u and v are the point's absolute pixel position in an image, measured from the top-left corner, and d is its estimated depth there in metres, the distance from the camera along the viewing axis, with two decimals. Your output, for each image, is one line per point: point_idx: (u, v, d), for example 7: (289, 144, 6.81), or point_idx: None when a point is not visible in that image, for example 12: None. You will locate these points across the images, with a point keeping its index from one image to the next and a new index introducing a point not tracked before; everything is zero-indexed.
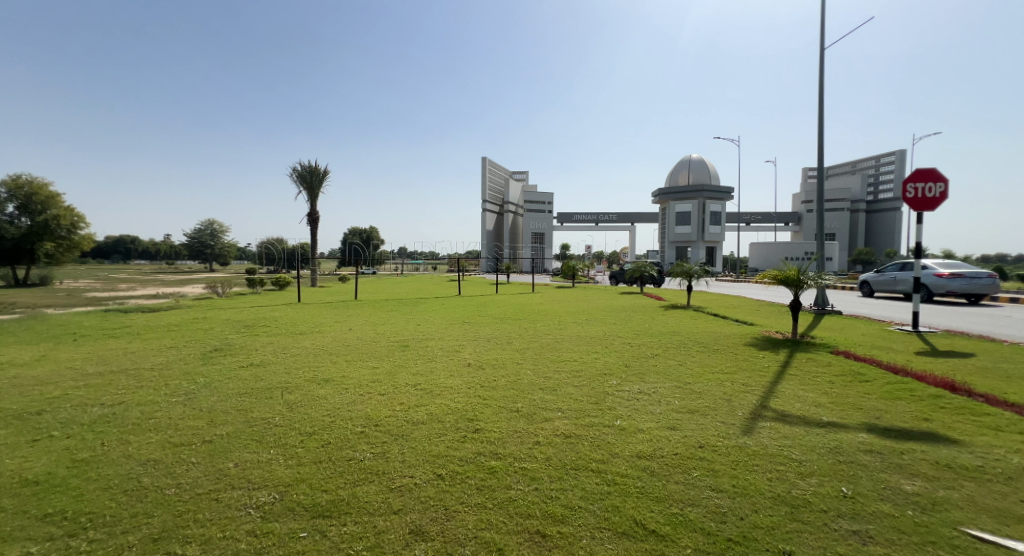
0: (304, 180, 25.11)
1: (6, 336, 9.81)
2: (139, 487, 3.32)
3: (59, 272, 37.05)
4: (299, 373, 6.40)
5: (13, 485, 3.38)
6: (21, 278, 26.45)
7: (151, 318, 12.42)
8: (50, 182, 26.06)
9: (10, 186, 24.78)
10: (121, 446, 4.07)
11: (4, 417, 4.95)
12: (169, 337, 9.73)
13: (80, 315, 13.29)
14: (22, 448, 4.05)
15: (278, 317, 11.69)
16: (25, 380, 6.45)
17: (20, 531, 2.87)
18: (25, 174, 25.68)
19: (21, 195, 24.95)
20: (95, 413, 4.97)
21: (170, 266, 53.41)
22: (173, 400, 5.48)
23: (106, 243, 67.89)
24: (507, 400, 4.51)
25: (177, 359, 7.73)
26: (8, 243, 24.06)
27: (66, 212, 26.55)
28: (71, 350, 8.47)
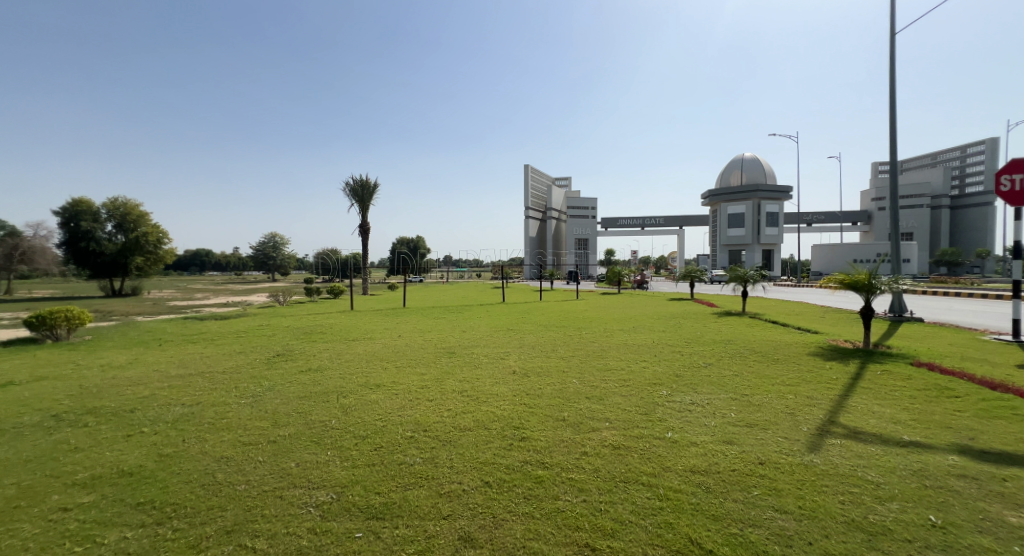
0: (355, 194, 26.21)
1: (104, 341, 10.92)
2: (215, 480, 3.55)
3: (148, 284, 40.93)
4: (353, 378, 6.65)
5: (113, 475, 3.71)
6: (117, 289, 29.27)
7: (222, 325, 13.33)
8: (141, 203, 28.76)
9: (108, 207, 27.67)
10: (199, 442, 4.39)
11: (104, 413, 5.46)
12: (238, 342, 10.44)
13: (165, 322, 14.55)
14: (120, 442, 4.44)
15: (333, 324, 12.19)
16: (121, 379, 7.16)
17: (118, 516, 3.16)
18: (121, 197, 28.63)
19: (118, 215, 27.82)
20: (177, 413, 5.37)
21: (239, 278, 57.31)
22: (242, 401, 5.85)
23: (185, 257, 74.11)
24: (553, 409, 4.46)
25: (246, 362, 8.28)
26: (106, 258, 26.77)
27: (155, 230, 29.13)
28: (157, 354, 9.29)
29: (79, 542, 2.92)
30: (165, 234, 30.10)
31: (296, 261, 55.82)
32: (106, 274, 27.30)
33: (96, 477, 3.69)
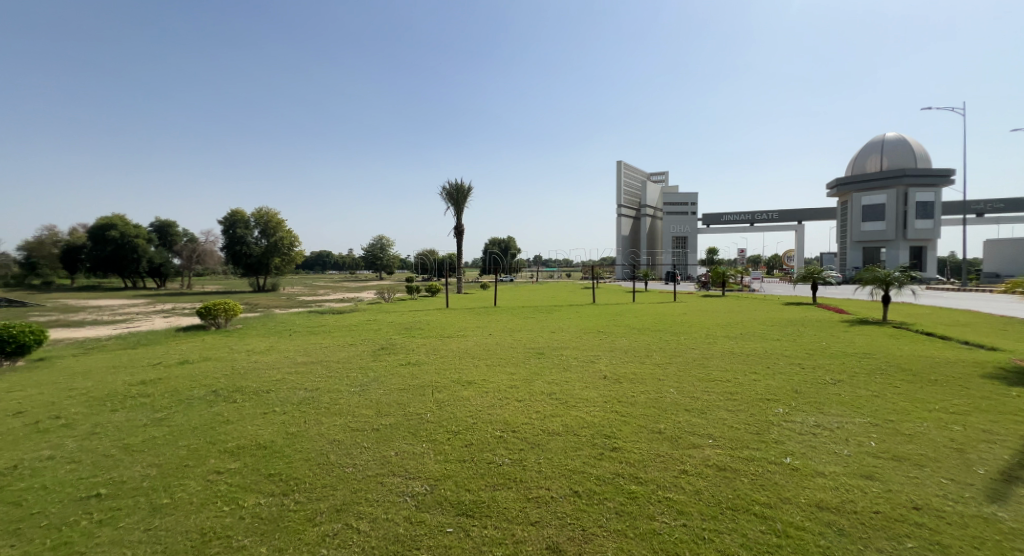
0: (451, 198, 27.42)
1: (249, 331, 12.76)
2: (328, 461, 3.96)
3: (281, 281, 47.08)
4: (447, 374, 6.91)
5: (253, 447, 4.56)
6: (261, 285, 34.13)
7: (338, 318, 14.79)
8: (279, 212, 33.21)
9: (255, 216, 32.45)
10: (317, 426, 4.95)
11: (250, 390, 7.11)
12: (350, 335, 11.47)
13: (294, 314, 16.61)
14: (259, 417, 5.65)
15: (431, 321, 12.83)
16: (260, 367, 8.53)
17: (254, 485, 3.72)
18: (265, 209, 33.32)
19: (262, 223, 32.47)
20: (300, 396, 6.51)
21: (352, 276, 63.38)
22: (351, 390, 6.45)
23: (309, 259, 83.91)
24: (648, 419, 4.21)
25: (355, 354, 9.07)
26: (254, 259, 31.42)
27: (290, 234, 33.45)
28: (287, 344, 10.58)
29: (226, 503, 3.49)
30: (297, 238, 34.32)
31: (399, 262, 60.17)
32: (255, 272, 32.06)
33: (240, 447, 4.61)
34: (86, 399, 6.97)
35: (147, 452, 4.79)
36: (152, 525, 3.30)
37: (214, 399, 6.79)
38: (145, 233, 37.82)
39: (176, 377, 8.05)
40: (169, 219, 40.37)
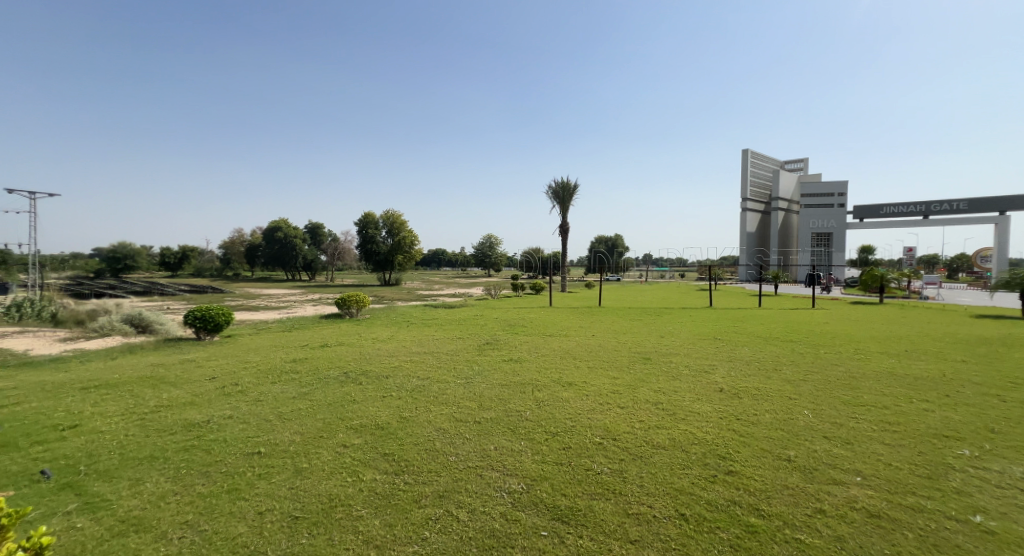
0: (557, 197, 27.44)
1: (374, 321, 14.15)
2: (435, 448, 4.18)
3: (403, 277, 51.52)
4: (548, 373, 6.88)
5: (372, 427, 5.00)
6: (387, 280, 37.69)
7: (449, 312, 15.67)
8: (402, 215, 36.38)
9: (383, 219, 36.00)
10: (426, 413, 5.27)
11: (371, 374, 7.85)
12: (459, 328, 12.06)
13: (413, 307, 18.01)
14: (379, 400, 6.23)
15: (534, 319, 12.91)
16: (381, 353, 9.34)
17: (371, 462, 4.08)
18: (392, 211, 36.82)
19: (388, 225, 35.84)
20: (414, 383, 7.06)
21: (464, 273, 66.98)
22: (458, 381, 6.78)
23: (428, 257, 90.73)
24: (774, 443, 3.69)
25: (462, 347, 9.51)
26: (381, 257, 34.92)
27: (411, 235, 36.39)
28: (404, 334, 11.50)
29: (348, 475, 3.87)
30: (418, 238, 37.27)
31: (507, 259, 61.92)
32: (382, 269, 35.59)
33: (364, 425, 5.15)
34: (253, 371, 8.33)
35: (293, 421, 5.67)
36: (293, 484, 3.83)
37: (344, 379, 7.60)
38: (301, 233, 44.29)
39: (318, 357, 9.21)
40: (319, 227, 46.73)
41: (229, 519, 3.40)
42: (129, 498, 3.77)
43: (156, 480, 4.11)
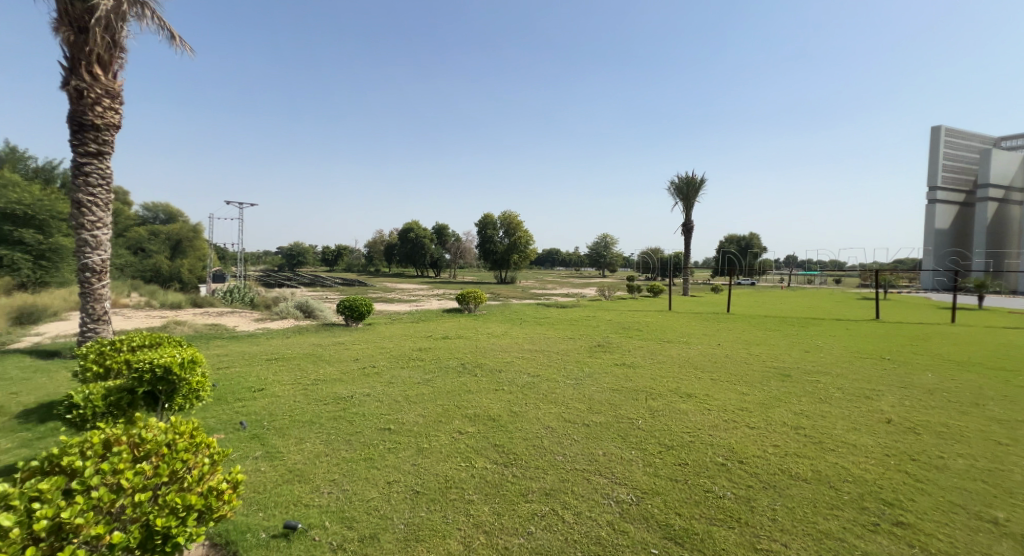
0: (680, 193, 25.75)
1: (490, 317, 14.73)
2: (544, 442, 4.39)
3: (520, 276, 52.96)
4: (664, 381, 6.48)
5: (485, 421, 5.39)
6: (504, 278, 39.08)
7: (562, 312, 15.62)
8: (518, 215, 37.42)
9: (501, 220, 37.45)
10: (536, 412, 5.61)
11: (485, 367, 8.11)
12: (571, 328, 11.93)
13: (527, 305, 18.35)
14: (492, 392, 6.71)
15: (651, 323, 12.22)
16: (495, 348, 9.69)
17: (482, 451, 4.43)
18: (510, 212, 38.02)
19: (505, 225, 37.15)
20: (525, 380, 7.29)
21: (579, 274, 66.50)
22: (567, 383, 7.03)
23: (544, 257, 92.18)
24: (970, 499, 2.92)
25: (573, 348, 9.40)
26: (498, 256, 36.44)
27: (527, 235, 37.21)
28: (517, 331, 11.75)
29: (462, 461, 4.18)
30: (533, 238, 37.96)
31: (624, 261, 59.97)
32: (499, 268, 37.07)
33: (478, 415, 5.85)
34: (387, 355, 9.23)
35: (418, 404, 6.33)
36: (414, 462, 4.24)
37: (462, 370, 7.99)
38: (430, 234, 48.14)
39: (440, 348, 9.85)
40: (445, 227, 50.21)
41: (363, 485, 3.87)
42: (294, 452, 4.75)
43: (314, 441, 5.07)
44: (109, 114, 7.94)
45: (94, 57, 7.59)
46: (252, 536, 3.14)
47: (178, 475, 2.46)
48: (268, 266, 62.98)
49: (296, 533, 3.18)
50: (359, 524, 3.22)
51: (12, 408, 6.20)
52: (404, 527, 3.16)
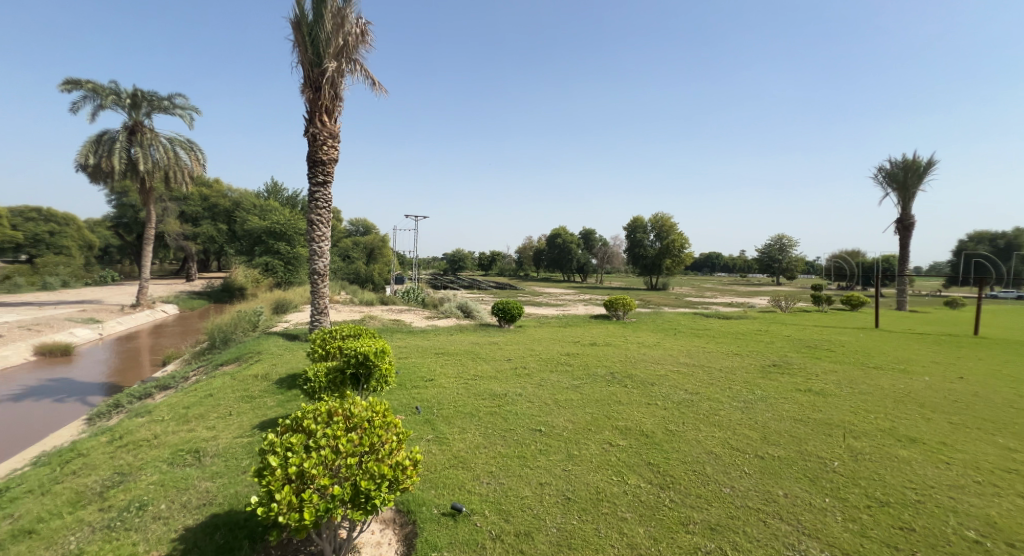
0: (894, 180, 21.02)
1: (642, 325, 13.97)
2: (704, 472, 4.55)
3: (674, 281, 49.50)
4: (868, 418, 5.44)
5: (638, 432, 5.51)
6: (656, 284, 36.98)
7: (726, 324, 14.00)
8: (671, 217, 35.05)
9: (652, 223, 35.57)
10: (695, 431, 5.55)
11: (636, 380, 7.55)
12: (737, 343, 10.62)
13: (685, 315, 16.92)
14: (644, 406, 6.34)
15: (846, 343, 10.16)
16: (649, 358, 9.14)
17: (636, 467, 4.71)
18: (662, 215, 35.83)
19: (656, 228, 35.12)
20: (681, 396, 6.74)
21: (745, 280, 59.21)
22: (734, 404, 6.40)
23: (702, 260, 84.88)
24: None
25: (741, 366, 8.33)
26: (649, 261, 34.64)
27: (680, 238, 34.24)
28: (674, 342, 10.92)
29: (614, 474, 4.58)
30: (688, 241, 35.20)
31: (803, 266, 51.25)
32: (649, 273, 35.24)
33: (629, 428, 5.63)
34: (538, 358, 9.39)
35: (565, 410, 6.24)
36: (566, 467, 4.75)
37: (611, 380, 7.62)
38: (577, 239, 48.31)
39: (588, 354, 9.64)
40: (592, 231, 49.74)
41: (518, 481, 4.49)
42: (458, 441, 5.27)
43: (474, 433, 5.51)
44: (330, 150, 10.22)
45: (323, 108, 9.98)
46: (427, 511, 4.04)
47: (375, 447, 3.61)
48: (436, 270, 70.77)
49: (461, 515, 3.98)
50: (515, 518, 3.92)
51: (272, 375, 8.14)
52: (557, 531, 3.77)
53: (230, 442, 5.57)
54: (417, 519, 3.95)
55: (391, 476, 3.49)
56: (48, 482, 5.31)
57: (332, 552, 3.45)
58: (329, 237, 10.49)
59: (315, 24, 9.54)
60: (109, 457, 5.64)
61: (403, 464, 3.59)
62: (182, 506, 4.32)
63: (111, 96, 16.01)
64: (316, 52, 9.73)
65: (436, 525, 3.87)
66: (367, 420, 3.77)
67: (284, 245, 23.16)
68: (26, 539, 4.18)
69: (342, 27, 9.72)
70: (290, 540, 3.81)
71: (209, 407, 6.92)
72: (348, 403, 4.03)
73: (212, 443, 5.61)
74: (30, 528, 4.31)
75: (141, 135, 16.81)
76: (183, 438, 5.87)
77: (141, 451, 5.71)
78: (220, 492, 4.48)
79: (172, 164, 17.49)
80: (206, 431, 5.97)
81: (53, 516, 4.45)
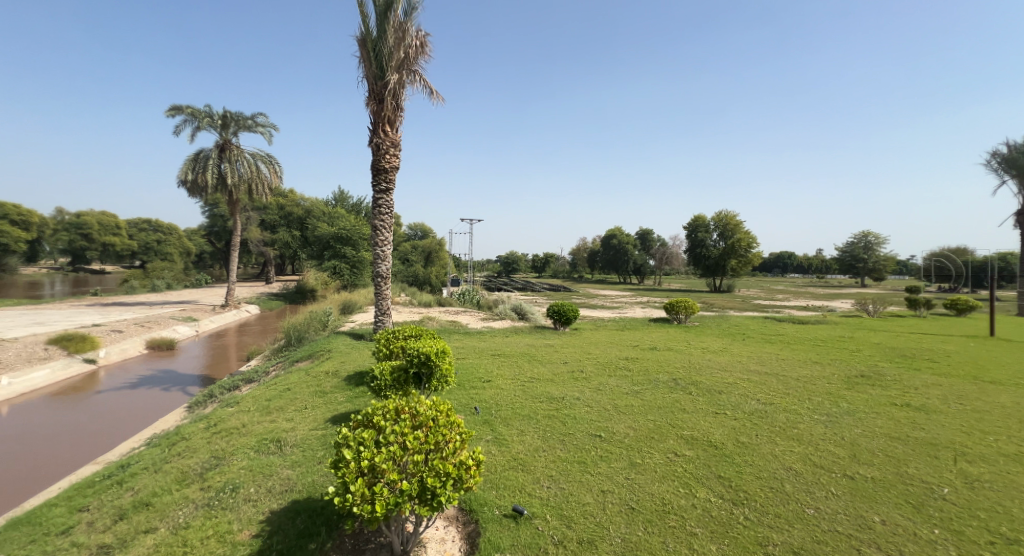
0: (1012, 165, 18.59)
1: (706, 330, 13.26)
2: (783, 490, 4.29)
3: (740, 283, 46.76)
4: (985, 442, 4.89)
5: (706, 443, 5.23)
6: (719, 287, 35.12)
7: (801, 329, 12.96)
8: (736, 215, 33.16)
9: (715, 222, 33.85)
10: (770, 444, 5.19)
11: (702, 388, 7.13)
12: (816, 350, 9.79)
13: (754, 319, 15.87)
14: (711, 416, 5.98)
15: (949, 352, 9.05)
16: (716, 364, 8.64)
17: (704, 480, 4.50)
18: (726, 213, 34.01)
19: (720, 227, 33.35)
20: (753, 406, 6.29)
21: (821, 281, 54.73)
22: (815, 416, 5.91)
23: (772, 261, 79.61)
24: None
25: (822, 376, 7.64)
26: (712, 261, 32.96)
27: (747, 236, 32.43)
28: (743, 348, 10.27)
29: (682, 486, 4.39)
30: (755, 240, 33.14)
31: (894, 265, 45.51)
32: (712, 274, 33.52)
33: (695, 438, 5.34)
34: (595, 361, 9.16)
35: (625, 416, 6.01)
36: (628, 475, 4.58)
37: (674, 386, 7.26)
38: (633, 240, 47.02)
39: (648, 359, 9.26)
40: (649, 231, 48.15)
41: (579, 487, 4.38)
42: (517, 444, 5.22)
43: (533, 435, 5.43)
44: (393, 159, 10.57)
45: (386, 119, 10.34)
46: (489, 511, 4.02)
47: (440, 446, 3.62)
48: (491, 273, 71.57)
49: (522, 518, 3.94)
50: (577, 525, 3.85)
51: (342, 372, 8.53)
52: (621, 541, 3.67)
53: (306, 434, 5.87)
54: (480, 519, 3.93)
55: (455, 475, 3.48)
56: (159, 460, 5.89)
57: (400, 545, 3.51)
58: (391, 241, 10.88)
59: (379, 40, 9.94)
60: (206, 442, 6.16)
61: (466, 464, 3.56)
62: (268, 490, 4.60)
63: (206, 119, 17.63)
64: (380, 66, 10.13)
65: (498, 526, 3.85)
66: (432, 419, 3.81)
67: (350, 249, 24.37)
68: (143, 511, 4.66)
69: (403, 40, 10.03)
70: (361, 531, 3.93)
71: (288, 400, 7.36)
72: (413, 401, 4.10)
73: (291, 433, 5.94)
74: (146, 501, 4.80)
75: (229, 152, 18.37)
76: (266, 427, 6.27)
77: (233, 437, 6.17)
78: (300, 480, 4.72)
79: (255, 177, 18.96)
80: (286, 423, 6.34)
81: (164, 492, 4.92)
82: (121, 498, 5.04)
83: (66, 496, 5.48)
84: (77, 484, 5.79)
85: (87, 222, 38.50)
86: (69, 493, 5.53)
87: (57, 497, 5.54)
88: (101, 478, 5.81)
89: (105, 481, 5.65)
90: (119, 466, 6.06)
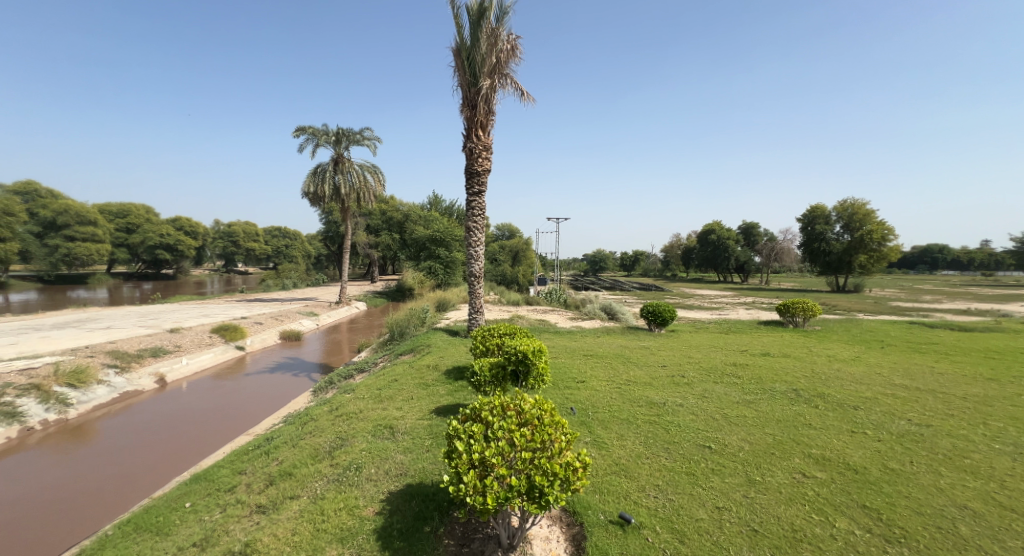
0: None
1: (830, 335, 11.67)
2: (956, 533, 3.56)
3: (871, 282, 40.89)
4: None
5: (843, 465, 4.52)
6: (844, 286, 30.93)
7: (962, 338, 10.80)
8: (867, 203, 28.96)
9: (839, 211, 29.89)
10: (931, 473, 4.35)
11: (831, 401, 6.23)
12: (984, 364, 8.09)
13: (893, 324, 13.61)
14: (847, 434, 5.16)
15: None
16: (847, 375, 7.52)
17: (845, 507, 3.89)
18: (852, 201, 29.86)
19: (845, 216, 29.35)
20: (903, 427, 5.33)
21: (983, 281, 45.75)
22: (994, 446, 4.83)
23: (914, 257, 68.46)
24: None
25: (997, 396, 6.27)
26: (835, 256, 29.14)
27: (880, 227, 28.12)
28: (880, 357, 8.86)
29: (815, 512, 3.83)
30: (891, 231, 28.67)
31: None
32: (834, 270, 29.63)
33: (828, 459, 4.63)
34: (698, 366, 8.47)
35: (738, 427, 5.42)
36: (747, 493, 4.10)
37: (795, 397, 6.43)
38: (737, 235, 43.37)
39: (761, 365, 8.35)
40: (757, 225, 44.05)
41: (689, 500, 4.02)
42: (618, 447, 4.95)
43: (633, 440, 5.12)
44: (485, 162, 10.78)
45: (479, 124, 10.56)
46: (593, 514, 3.83)
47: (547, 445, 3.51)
48: (580, 272, 70.56)
49: (629, 526, 3.69)
50: (691, 542, 3.54)
51: (442, 367, 8.84)
52: None
53: (414, 422, 6.14)
54: (584, 521, 3.76)
55: (563, 475, 3.34)
56: (295, 436, 6.55)
57: (507, 538, 3.50)
58: (483, 242, 11.09)
59: (472, 48, 10.18)
60: (331, 423, 6.73)
61: (573, 465, 3.41)
62: (386, 472, 4.85)
63: (324, 136, 19.57)
64: (473, 73, 10.35)
65: (604, 531, 3.66)
66: (537, 417, 3.69)
67: (444, 250, 25.53)
68: (288, 479, 5.19)
69: (496, 46, 10.18)
70: (470, 520, 3.99)
71: (396, 390, 7.81)
72: (517, 397, 4.02)
73: (401, 421, 6.25)
74: (289, 471, 5.35)
75: (343, 164, 20.18)
76: (379, 414, 6.68)
77: (352, 421, 6.66)
78: (412, 465, 4.91)
79: (363, 186, 20.63)
80: (395, 411, 6.69)
81: (302, 465, 5.44)
82: (270, 466, 5.68)
83: (229, 460, 6.33)
84: (236, 451, 6.67)
85: (235, 230, 45.05)
86: (230, 458, 6.37)
87: (222, 460, 6.42)
88: (253, 447, 6.62)
89: (256, 450, 6.42)
90: (266, 439, 6.87)
